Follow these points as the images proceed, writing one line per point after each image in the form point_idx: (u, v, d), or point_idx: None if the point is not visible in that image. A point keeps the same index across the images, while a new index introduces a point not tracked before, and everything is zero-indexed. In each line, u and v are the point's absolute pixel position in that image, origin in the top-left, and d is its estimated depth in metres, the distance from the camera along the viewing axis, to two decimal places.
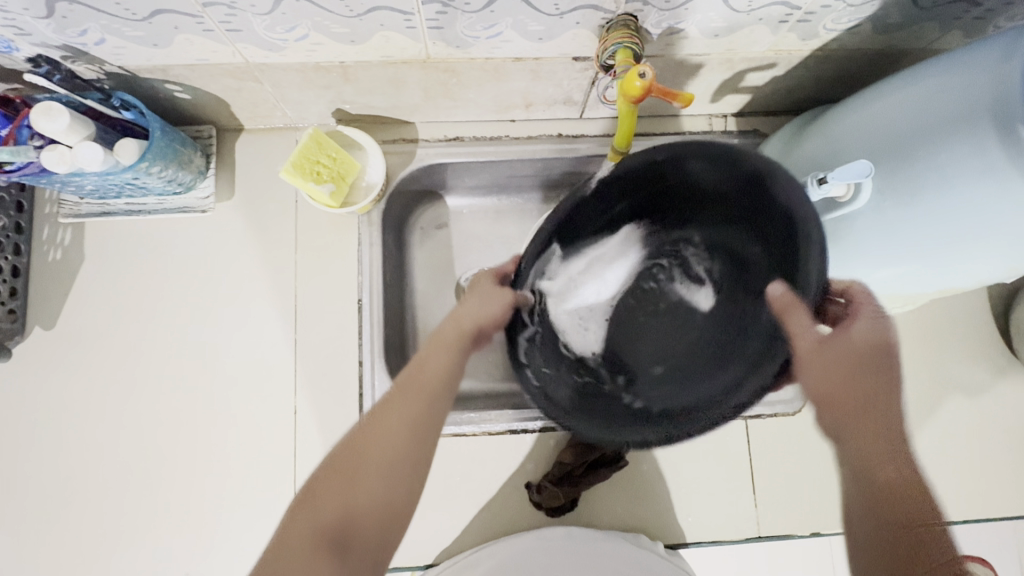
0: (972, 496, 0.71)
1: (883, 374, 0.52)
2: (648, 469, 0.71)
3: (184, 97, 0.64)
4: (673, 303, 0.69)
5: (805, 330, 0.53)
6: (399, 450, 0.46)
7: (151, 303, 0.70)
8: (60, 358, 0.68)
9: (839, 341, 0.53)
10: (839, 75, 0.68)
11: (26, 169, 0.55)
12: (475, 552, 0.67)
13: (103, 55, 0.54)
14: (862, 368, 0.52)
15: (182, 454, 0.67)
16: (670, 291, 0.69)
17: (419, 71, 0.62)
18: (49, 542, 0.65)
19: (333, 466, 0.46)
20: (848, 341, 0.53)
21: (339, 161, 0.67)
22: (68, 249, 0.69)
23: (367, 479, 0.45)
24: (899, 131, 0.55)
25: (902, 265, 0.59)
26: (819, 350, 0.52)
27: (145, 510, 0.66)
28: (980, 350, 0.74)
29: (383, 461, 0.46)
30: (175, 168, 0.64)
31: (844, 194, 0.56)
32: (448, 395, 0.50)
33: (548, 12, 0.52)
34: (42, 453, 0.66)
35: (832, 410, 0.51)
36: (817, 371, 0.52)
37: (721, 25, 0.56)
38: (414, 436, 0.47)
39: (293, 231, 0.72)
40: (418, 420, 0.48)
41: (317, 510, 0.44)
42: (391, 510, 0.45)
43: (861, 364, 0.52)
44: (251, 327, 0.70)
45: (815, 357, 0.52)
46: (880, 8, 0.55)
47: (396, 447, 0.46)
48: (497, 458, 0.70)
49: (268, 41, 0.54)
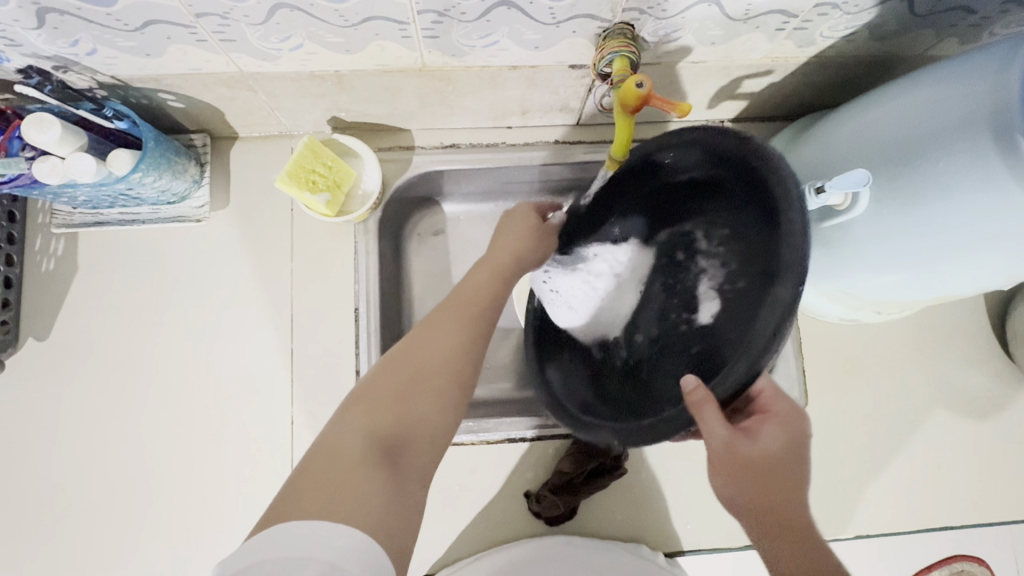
0: (969, 500, 0.72)
1: (799, 480, 0.45)
2: (647, 477, 0.71)
3: (177, 106, 0.63)
4: (688, 300, 0.57)
5: (716, 429, 0.45)
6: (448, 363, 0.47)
7: (146, 313, 0.69)
8: (54, 369, 0.67)
9: (752, 442, 0.46)
10: (835, 82, 0.68)
11: (18, 180, 0.54)
12: (475, 560, 0.66)
13: (94, 65, 0.54)
14: (775, 472, 0.45)
15: (178, 466, 0.67)
16: (693, 283, 0.57)
17: (414, 80, 0.61)
18: (43, 555, 0.64)
19: (384, 371, 0.47)
20: (759, 442, 0.47)
21: (334, 169, 0.67)
22: (61, 259, 0.69)
23: (421, 393, 0.45)
24: (897, 138, 0.55)
25: (901, 272, 0.59)
26: (731, 453, 0.45)
27: (140, 523, 0.65)
28: (978, 355, 0.74)
29: (432, 374, 0.47)
30: (169, 178, 0.64)
31: (842, 202, 0.57)
32: (493, 315, 0.52)
33: (545, 21, 0.52)
34: (36, 466, 0.66)
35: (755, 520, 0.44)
36: (738, 481, 0.45)
37: (718, 33, 0.56)
38: (463, 347, 0.48)
39: (289, 239, 0.71)
40: (468, 337, 0.49)
41: (371, 410, 0.44)
42: (437, 435, 0.45)
43: (777, 467, 0.46)
44: (248, 337, 0.70)
45: (725, 458, 0.45)
46: (877, 16, 0.55)
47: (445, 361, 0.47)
48: (495, 467, 0.70)
49: (262, 51, 0.54)
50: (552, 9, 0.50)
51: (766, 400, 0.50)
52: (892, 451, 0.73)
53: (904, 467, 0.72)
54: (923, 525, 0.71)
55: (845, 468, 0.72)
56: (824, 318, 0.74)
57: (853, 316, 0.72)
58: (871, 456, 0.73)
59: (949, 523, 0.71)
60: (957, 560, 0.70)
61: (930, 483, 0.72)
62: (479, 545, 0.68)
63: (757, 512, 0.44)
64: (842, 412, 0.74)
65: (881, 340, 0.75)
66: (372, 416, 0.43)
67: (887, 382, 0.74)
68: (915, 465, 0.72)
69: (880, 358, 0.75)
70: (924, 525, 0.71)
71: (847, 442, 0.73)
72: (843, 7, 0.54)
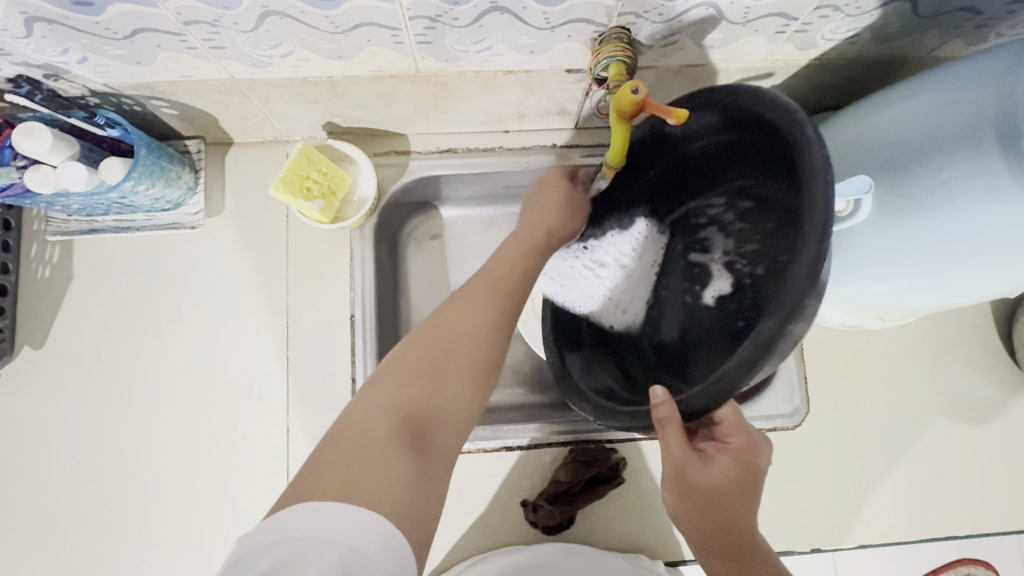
0: (974, 509, 0.70)
1: (747, 505, 0.47)
2: (645, 485, 0.70)
3: (170, 112, 0.63)
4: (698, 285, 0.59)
5: (673, 451, 0.47)
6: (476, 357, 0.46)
7: (142, 320, 0.69)
8: (50, 377, 0.67)
9: (705, 469, 0.48)
10: (838, 84, 0.67)
11: (9, 190, 0.54)
12: (472, 565, 0.65)
13: (85, 73, 0.53)
14: (722, 499, 0.47)
15: (174, 474, 0.67)
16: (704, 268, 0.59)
17: (408, 85, 0.60)
18: (40, 563, 0.64)
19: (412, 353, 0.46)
20: (712, 470, 0.48)
21: (329, 175, 0.66)
22: (56, 267, 0.68)
23: (449, 380, 0.44)
24: (900, 143, 0.54)
25: (904, 280, 0.58)
26: (681, 477, 0.48)
27: (136, 530, 0.65)
28: (983, 361, 0.73)
29: (464, 361, 0.46)
30: (162, 185, 0.63)
31: (843, 209, 0.54)
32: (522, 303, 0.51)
33: (539, 25, 0.51)
34: (33, 474, 0.66)
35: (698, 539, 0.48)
36: (686, 505, 0.48)
37: (717, 36, 0.55)
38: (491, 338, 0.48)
39: (284, 245, 0.71)
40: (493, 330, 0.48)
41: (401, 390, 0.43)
42: (461, 420, 0.44)
43: (725, 495, 0.47)
44: (243, 344, 0.69)
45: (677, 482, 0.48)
46: (880, 17, 0.54)
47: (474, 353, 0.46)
48: (493, 475, 0.70)
49: (253, 58, 0.53)
50: (546, 14, 0.49)
51: (724, 430, 0.51)
52: (895, 459, 0.72)
53: (907, 475, 0.71)
54: (927, 533, 0.70)
55: (847, 476, 0.71)
56: (825, 324, 0.73)
57: (855, 322, 0.70)
58: (874, 463, 0.72)
59: (954, 532, 0.70)
60: (961, 564, 0.69)
61: (934, 491, 0.71)
62: (475, 554, 0.68)
63: (701, 533, 0.48)
64: (844, 419, 0.73)
65: (884, 346, 0.74)
66: (394, 398, 0.42)
67: (890, 389, 0.73)
68: (919, 473, 0.71)
69: (883, 364, 0.73)
70: (928, 534, 0.70)
71: (849, 449, 0.72)
72: (844, 9, 0.52)
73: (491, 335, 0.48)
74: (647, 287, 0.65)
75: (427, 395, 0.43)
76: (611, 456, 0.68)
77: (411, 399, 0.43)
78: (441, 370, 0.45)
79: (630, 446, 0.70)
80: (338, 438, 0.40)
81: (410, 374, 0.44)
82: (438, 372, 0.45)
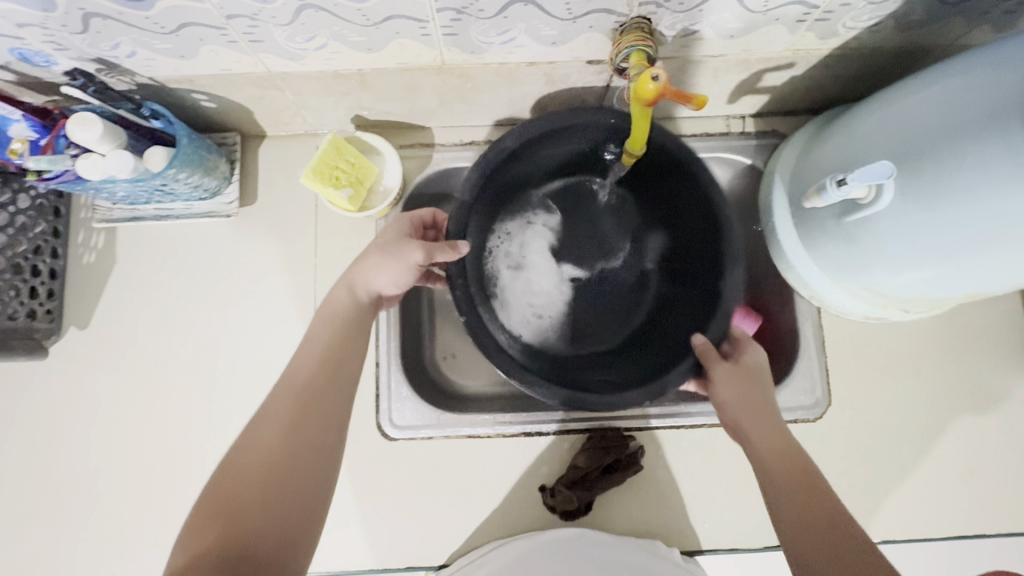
0: (1004, 508, 0.69)
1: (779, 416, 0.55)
2: (663, 474, 0.70)
3: (210, 105, 0.66)
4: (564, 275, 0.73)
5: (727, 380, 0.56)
6: (315, 386, 0.51)
7: (178, 304, 0.72)
8: (93, 356, 0.71)
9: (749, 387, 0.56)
10: (861, 74, 0.67)
11: (62, 176, 0.58)
12: (491, 551, 0.67)
13: (134, 67, 0.57)
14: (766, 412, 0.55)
15: (206, 451, 0.70)
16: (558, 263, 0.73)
17: (434, 77, 0.63)
18: (81, 532, 0.68)
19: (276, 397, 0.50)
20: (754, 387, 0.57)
21: (357, 166, 0.69)
22: (101, 252, 0.72)
23: (310, 417, 0.49)
24: (922, 131, 0.54)
25: (928, 269, 0.57)
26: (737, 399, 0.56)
27: (170, 505, 0.68)
28: (1014, 356, 0.72)
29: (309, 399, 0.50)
30: (201, 175, 0.67)
31: (866, 194, 0.56)
32: (360, 336, 0.56)
33: (561, 16, 0.52)
34: (75, 447, 0.69)
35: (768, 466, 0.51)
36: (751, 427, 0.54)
37: (737, 26, 0.56)
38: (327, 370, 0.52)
39: (312, 234, 0.74)
40: (339, 367, 0.53)
41: (258, 438, 0.47)
42: (330, 452, 0.49)
43: (767, 407, 0.55)
44: (274, 329, 0.72)
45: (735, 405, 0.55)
46: (903, 5, 0.54)
47: (310, 386, 0.51)
48: (511, 460, 0.71)
49: (289, 51, 0.56)
50: (568, 4, 0.51)
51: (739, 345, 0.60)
52: (920, 454, 0.70)
53: (932, 472, 0.70)
54: (953, 531, 0.69)
55: (869, 470, 0.71)
56: (849, 317, 0.72)
57: (878, 314, 0.70)
58: (898, 458, 0.71)
59: (981, 531, 0.69)
60: None
61: (961, 488, 0.69)
62: (494, 538, 0.69)
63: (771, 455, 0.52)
64: (867, 413, 0.72)
65: (909, 339, 0.73)
66: (253, 443, 0.47)
67: (915, 383, 0.72)
68: (945, 469, 0.70)
69: (908, 358, 0.72)
70: (954, 532, 0.69)
71: (872, 444, 0.71)
72: None
73: (339, 369, 0.53)
74: (542, 292, 0.72)
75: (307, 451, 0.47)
76: (630, 444, 0.69)
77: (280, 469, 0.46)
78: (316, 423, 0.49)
79: (648, 435, 0.71)
80: (226, 488, 0.45)
81: (284, 415, 0.49)
82: (318, 413, 0.50)
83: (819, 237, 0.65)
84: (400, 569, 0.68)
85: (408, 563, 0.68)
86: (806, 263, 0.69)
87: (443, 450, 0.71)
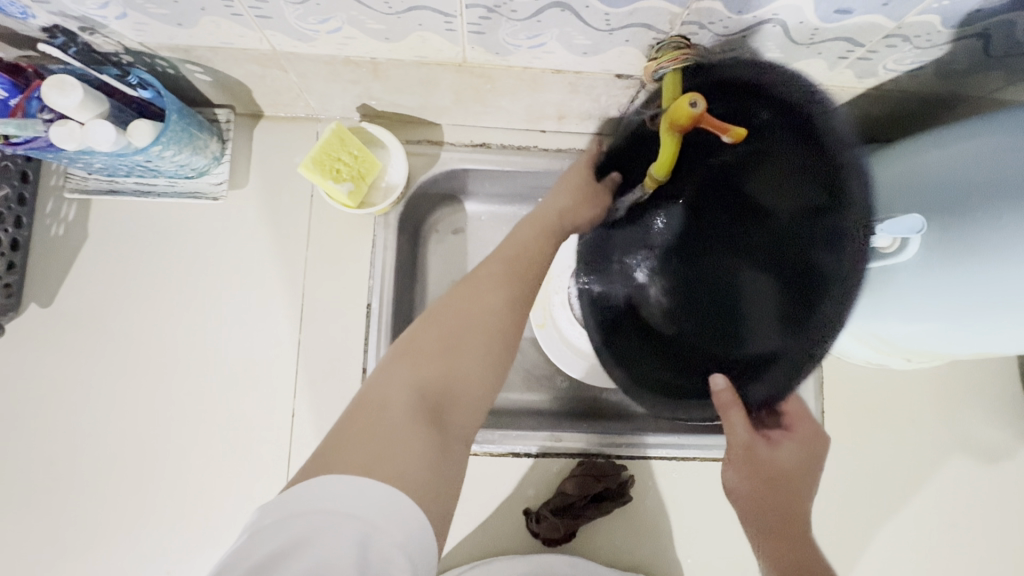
0: (980, 562, 0.69)
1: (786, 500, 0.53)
2: (651, 505, 0.68)
3: (204, 79, 0.61)
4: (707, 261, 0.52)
5: (788, 457, 0.54)
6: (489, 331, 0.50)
7: (154, 287, 0.67)
8: (55, 336, 0.65)
9: (772, 450, 0.54)
10: (889, 117, 0.65)
11: (33, 143, 0.52)
12: (471, 568, 0.65)
13: (123, 30, 0.51)
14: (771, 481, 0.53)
15: (174, 451, 0.65)
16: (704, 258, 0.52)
17: (452, 74, 0.59)
18: (28, 524, 0.63)
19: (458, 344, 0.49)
20: (779, 453, 0.54)
21: (360, 159, 0.65)
22: (71, 225, 0.67)
23: (465, 356, 0.48)
24: (954, 186, 0.52)
25: (934, 322, 0.56)
26: (750, 452, 0.53)
27: (130, 502, 0.64)
28: (1005, 414, 0.72)
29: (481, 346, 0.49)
30: (189, 153, 0.61)
31: (889, 245, 0.53)
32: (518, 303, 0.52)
33: (598, 27, 0.49)
34: (28, 434, 0.64)
35: (763, 521, 0.52)
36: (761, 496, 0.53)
37: (778, 56, 0.53)
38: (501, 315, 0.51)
39: (306, 225, 0.69)
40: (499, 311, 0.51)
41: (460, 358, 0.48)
42: (488, 336, 0.50)
43: (776, 480, 0.53)
44: (256, 323, 0.68)
45: (745, 457, 0.54)
46: (948, 53, 0.52)
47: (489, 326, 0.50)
48: (496, 481, 0.68)
49: (298, 30, 0.51)
50: (608, 15, 0.47)
51: (790, 419, 0.57)
52: (906, 504, 0.70)
53: (917, 521, 0.70)
54: None
55: (855, 514, 0.70)
56: (849, 359, 0.71)
57: (878, 360, 0.69)
58: (880, 503, 0.71)
59: None
60: None
61: (942, 539, 0.70)
62: (472, 562, 0.66)
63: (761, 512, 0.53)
64: (854, 456, 0.71)
65: (906, 388, 0.72)
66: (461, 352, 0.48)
67: (907, 431, 0.72)
68: (926, 520, 0.70)
69: (903, 406, 0.72)
70: None
71: (858, 490, 0.71)
72: (914, 41, 0.50)
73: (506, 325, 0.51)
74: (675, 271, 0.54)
75: (450, 367, 0.47)
76: (622, 472, 0.67)
77: (440, 371, 0.47)
78: (463, 339, 0.49)
79: (640, 464, 0.69)
80: (365, 415, 0.43)
81: (501, 280, 0.52)
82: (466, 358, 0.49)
83: None
84: None
85: None
86: None
87: None
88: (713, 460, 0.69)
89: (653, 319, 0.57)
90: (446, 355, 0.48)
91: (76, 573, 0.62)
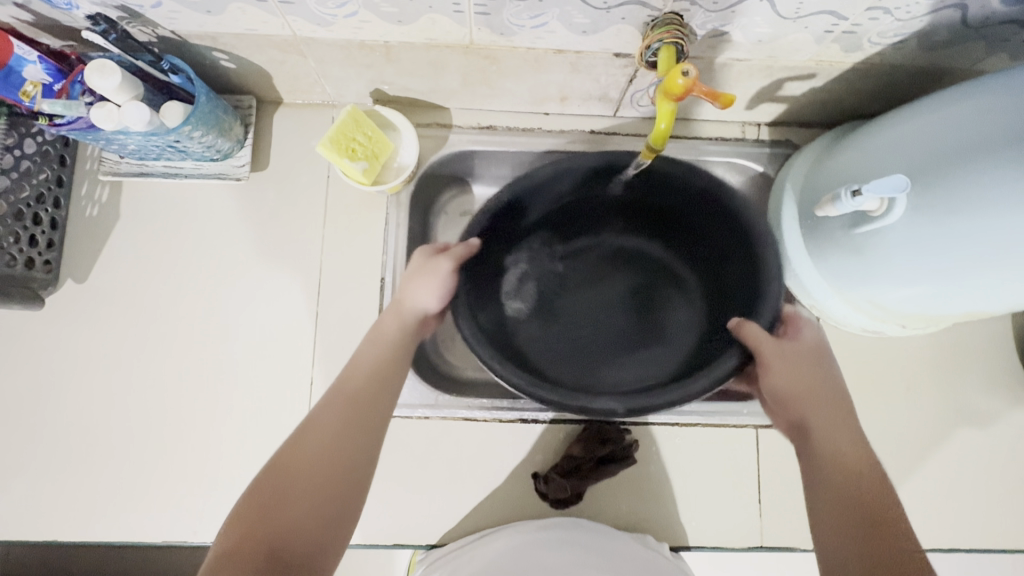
0: (978, 525, 0.71)
1: (840, 407, 0.56)
2: (655, 469, 0.71)
3: (229, 65, 0.65)
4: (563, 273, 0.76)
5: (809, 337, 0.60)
6: (313, 459, 0.49)
7: (181, 264, 0.71)
8: (89, 311, 0.70)
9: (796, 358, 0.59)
10: (878, 91, 0.68)
11: (75, 123, 0.56)
12: (480, 537, 0.66)
13: (157, 18, 0.56)
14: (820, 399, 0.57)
15: (199, 418, 0.69)
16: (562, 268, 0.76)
17: (460, 56, 0.62)
18: (65, 486, 0.67)
19: (263, 486, 0.48)
20: (803, 357, 0.59)
21: (374, 140, 0.68)
22: (105, 206, 0.71)
23: (291, 515, 0.46)
24: (938, 149, 0.55)
25: (928, 284, 0.58)
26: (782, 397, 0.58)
27: (159, 465, 0.68)
28: (1001, 380, 0.73)
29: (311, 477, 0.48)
30: (215, 135, 0.66)
31: (877, 208, 0.57)
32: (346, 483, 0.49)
33: (596, 5, 0.53)
34: (64, 402, 0.68)
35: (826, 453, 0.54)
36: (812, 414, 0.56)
37: (766, 31, 0.56)
38: (327, 456, 0.49)
39: (323, 204, 0.73)
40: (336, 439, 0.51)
41: (284, 512, 0.46)
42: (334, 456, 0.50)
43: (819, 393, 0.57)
44: (277, 297, 0.72)
45: (786, 394, 0.57)
46: (928, 24, 0.55)
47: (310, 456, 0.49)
48: (505, 446, 0.71)
49: (317, 15, 0.55)
50: None
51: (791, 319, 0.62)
52: (905, 468, 0.72)
53: (915, 485, 0.72)
54: (928, 543, 0.71)
55: None
56: (847, 328, 0.73)
57: (875, 328, 0.71)
58: None
59: (957, 545, 0.70)
60: None
61: (941, 502, 0.71)
62: (482, 523, 0.69)
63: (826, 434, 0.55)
64: None
65: (903, 355, 0.74)
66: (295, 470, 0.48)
67: (905, 398, 0.74)
68: (925, 484, 0.72)
69: (900, 374, 0.74)
70: (930, 544, 0.70)
71: None
72: (894, 13, 0.53)
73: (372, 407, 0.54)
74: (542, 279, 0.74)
75: (275, 513, 0.46)
76: (625, 436, 0.70)
77: (272, 526, 0.45)
78: (305, 462, 0.49)
79: (644, 430, 0.72)
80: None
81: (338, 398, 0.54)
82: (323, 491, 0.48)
83: (826, 248, 0.66)
84: (388, 545, 0.69)
85: (396, 541, 0.69)
86: (812, 272, 0.70)
87: (437, 431, 0.71)
88: (715, 425, 0.72)
89: (535, 297, 0.74)
90: (266, 510, 0.46)
91: (110, 531, 0.66)
